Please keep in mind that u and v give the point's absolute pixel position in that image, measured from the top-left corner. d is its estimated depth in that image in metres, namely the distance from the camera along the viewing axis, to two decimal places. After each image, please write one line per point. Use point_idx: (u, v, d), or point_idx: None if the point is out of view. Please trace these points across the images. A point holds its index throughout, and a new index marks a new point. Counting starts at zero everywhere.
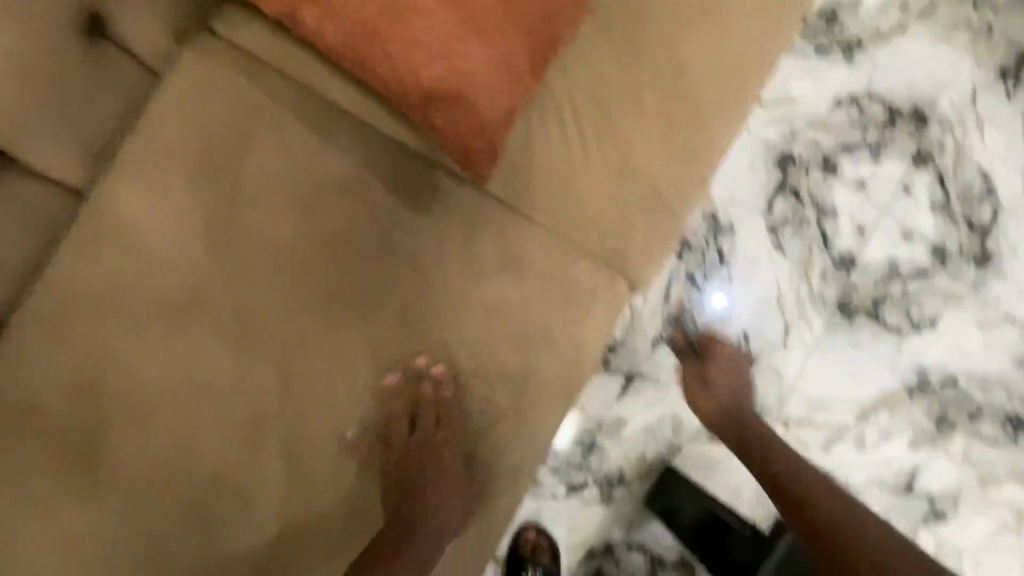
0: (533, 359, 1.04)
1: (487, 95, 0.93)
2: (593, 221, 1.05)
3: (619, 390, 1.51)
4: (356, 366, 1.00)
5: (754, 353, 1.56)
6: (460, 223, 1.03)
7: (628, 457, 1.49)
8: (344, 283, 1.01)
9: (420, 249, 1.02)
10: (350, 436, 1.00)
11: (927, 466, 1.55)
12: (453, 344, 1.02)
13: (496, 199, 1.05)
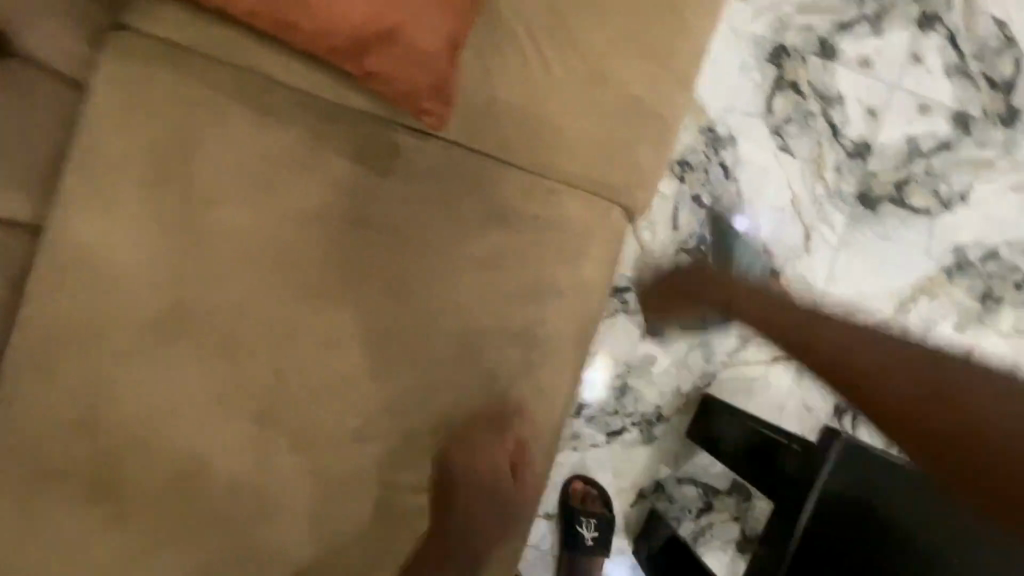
0: (538, 308, 1.00)
1: (419, 28, 0.86)
2: (576, 153, 0.99)
3: (642, 328, 1.47)
4: (358, 348, 0.98)
5: (776, 264, 1.48)
6: (435, 183, 0.98)
7: (662, 393, 1.46)
8: (329, 267, 0.97)
9: (399, 218, 0.97)
10: (366, 419, 0.98)
11: (977, 345, 1.47)
12: (451, 308, 0.98)
13: (466, 149, 0.99)
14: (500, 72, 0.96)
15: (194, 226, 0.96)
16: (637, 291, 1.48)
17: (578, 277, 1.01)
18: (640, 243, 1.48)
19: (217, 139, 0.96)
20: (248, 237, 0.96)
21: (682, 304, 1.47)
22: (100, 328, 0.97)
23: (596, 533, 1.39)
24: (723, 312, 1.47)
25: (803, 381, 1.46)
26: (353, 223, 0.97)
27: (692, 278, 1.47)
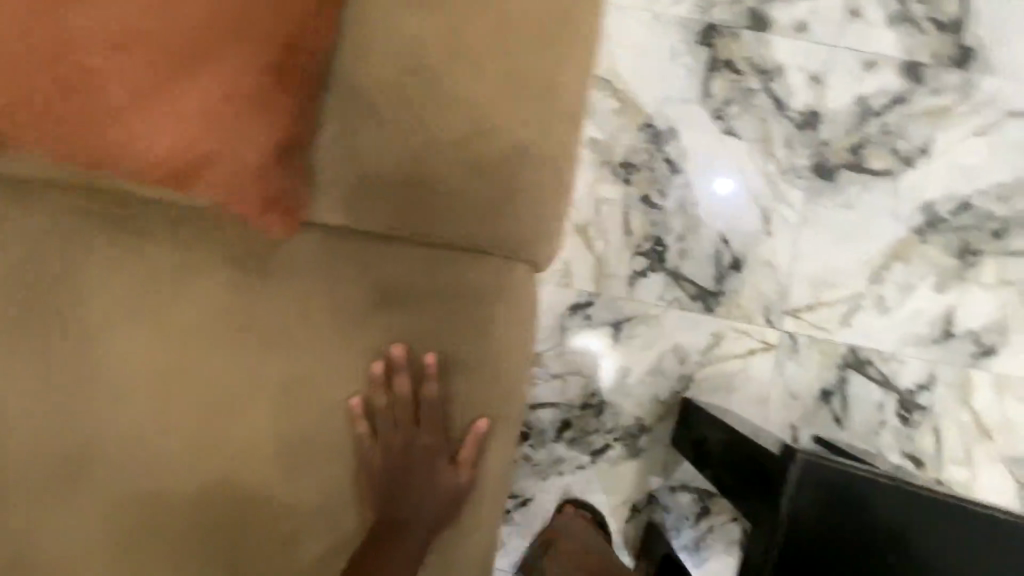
0: (471, 359, 0.97)
1: (232, 141, 0.83)
2: (484, 196, 0.94)
3: (611, 341, 1.42)
4: (301, 430, 0.97)
5: (738, 253, 1.42)
6: (352, 254, 0.97)
7: (641, 404, 1.42)
8: (259, 353, 0.97)
9: (321, 293, 0.97)
10: (319, 496, 0.97)
11: (962, 303, 1.40)
12: (380, 374, 0.96)
13: (376, 211, 0.96)
14: (388, 128, 0.92)
15: (124, 339, 0.97)
16: (600, 304, 1.43)
17: (513, 321, 0.97)
18: (595, 255, 1.43)
19: (129, 250, 0.98)
20: (175, 339, 0.97)
21: (647, 310, 1.42)
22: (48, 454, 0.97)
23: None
24: (690, 311, 1.42)
25: (785, 368, 1.41)
26: (274, 306, 0.97)
27: (653, 282, 1.42)
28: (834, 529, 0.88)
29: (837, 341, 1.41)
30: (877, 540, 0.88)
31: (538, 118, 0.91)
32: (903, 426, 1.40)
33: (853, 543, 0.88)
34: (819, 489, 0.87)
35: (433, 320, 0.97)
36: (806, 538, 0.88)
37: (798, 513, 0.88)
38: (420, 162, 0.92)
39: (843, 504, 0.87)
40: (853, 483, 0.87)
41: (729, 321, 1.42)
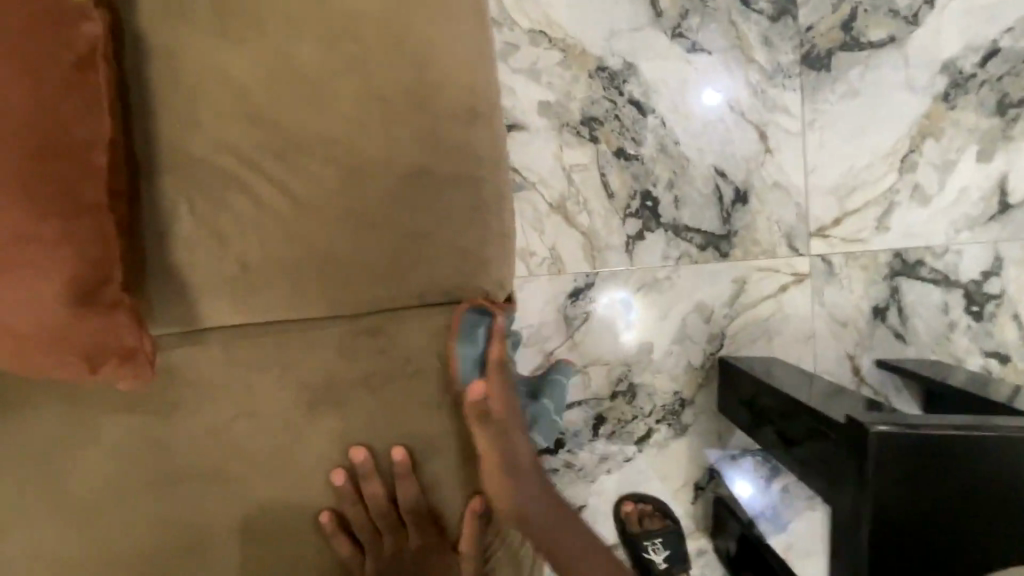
0: (462, 407, 0.83)
1: (22, 290, 0.66)
2: (419, 222, 0.80)
3: (624, 319, 1.27)
4: (293, 540, 0.82)
5: (741, 183, 1.23)
6: (291, 338, 0.82)
7: (675, 377, 1.27)
8: (215, 473, 0.81)
9: (268, 383, 0.81)
10: None
11: (1015, 165, 1.19)
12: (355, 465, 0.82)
13: (306, 274, 0.80)
14: (286, 173, 0.78)
15: (51, 508, 0.79)
16: (601, 283, 1.27)
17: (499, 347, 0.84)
18: (580, 230, 1.27)
19: (14, 409, 0.78)
20: (107, 489, 0.80)
21: (655, 275, 1.26)
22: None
23: (667, 554, 1.22)
24: (703, 262, 1.25)
25: (824, 296, 1.23)
26: (217, 415, 0.81)
27: (653, 242, 1.25)
28: (942, 505, 0.73)
29: (877, 250, 1.22)
30: (1000, 506, 0.73)
31: (456, 118, 0.78)
32: (977, 322, 1.21)
33: (970, 515, 0.73)
34: (906, 460, 0.74)
35: (399, 385, 0.83)
36: (909, 520, 0.74)
37: (892, 494, 0.74)
38: (330, 207, 0.78)
39: (944, 472, 0.73)
40: (950, 445, 0.73)
41: (750, 261, 1.24)
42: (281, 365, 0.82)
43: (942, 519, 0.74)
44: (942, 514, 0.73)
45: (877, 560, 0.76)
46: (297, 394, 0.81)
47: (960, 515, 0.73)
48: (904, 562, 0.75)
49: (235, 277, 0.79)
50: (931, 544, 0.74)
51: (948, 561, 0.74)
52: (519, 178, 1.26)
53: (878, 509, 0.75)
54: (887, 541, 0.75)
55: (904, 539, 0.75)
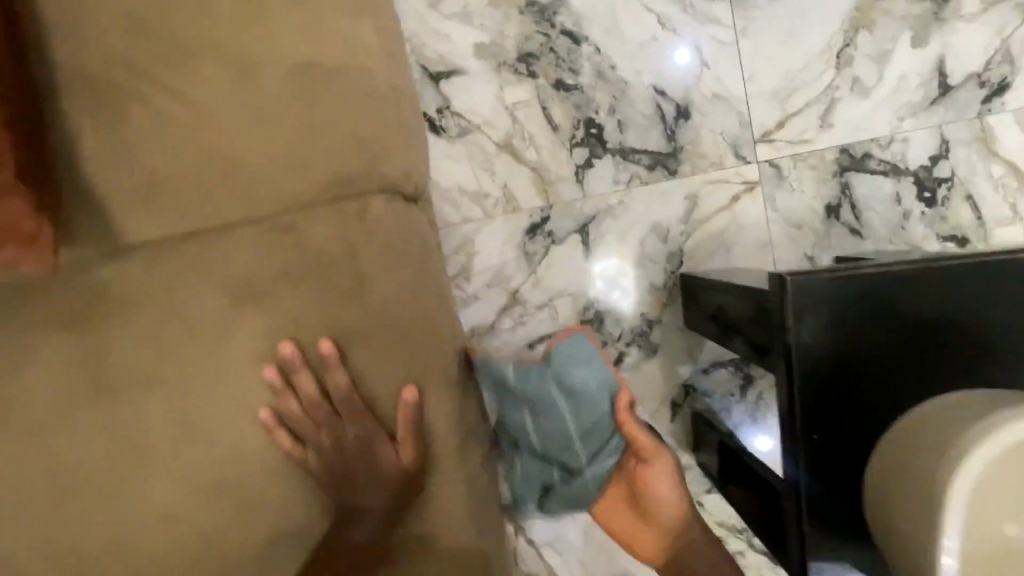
0: (396, 322, 0.76)
1: None
2: (326, 126, 0.74)
3: (582, 249, 1.29)
4: (224, 481, 0.74)
5: (681, 100, 1.24)
6: (194, 247, 0.74)
7: (640, 299, 1.29)
8: (129, 415, 0.72)
9: (176, 307, 0.73)
10: (285, 544, 0.76)
11: (950, 45, 1.19)
12: (282, 393, 0.74)
13: (212, 187, 0.73)
14: (174, 82, 0.71)
15: None
16: (556, 216, 1.29)
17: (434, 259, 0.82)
18: (530, 165, 1.29)
19: None
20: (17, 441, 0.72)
21: (607, 201, 1.27)
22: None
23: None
24: (653, 182, 1.26)
25: (776, 200, 1.24)
26: (131, 343, 0.73)
27: (602, 168, 1.27)
28: (872, 353, 0.68)
29: (824, 148, 1.22)
30: (927, 343, 0.68)
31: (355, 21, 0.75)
32: (930, 208, 1.21)
33: (901, 357, 0.68)
34: (829, 306, 0.68)
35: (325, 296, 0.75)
36: (841, 377, 0.68)
37: (817, 352, 0.68)
38: (234, 114, 0.72)
39: (864, 318, 0.68)
40: (866, 287, 0.67)
41: (699, 175, 1.25)
42: (190, 284, 0.73)
43: (870, 369, 0.68)
44: (869, 364, 0.68)
45: (816, 428, 0.69)
46: (209, 317, 0.73)
47: (887, 361, 0.68)
48: (843, 425, 0.69)
49: (138, 200, 0.73)
50: (866, 398, 0.68)
51: (886, 416, 0.68)
52: (463, 122, 1.28)
53: (807, 371, 0.68)
54: (822, 405, 0.69)
55: (839, 398, 0.69)
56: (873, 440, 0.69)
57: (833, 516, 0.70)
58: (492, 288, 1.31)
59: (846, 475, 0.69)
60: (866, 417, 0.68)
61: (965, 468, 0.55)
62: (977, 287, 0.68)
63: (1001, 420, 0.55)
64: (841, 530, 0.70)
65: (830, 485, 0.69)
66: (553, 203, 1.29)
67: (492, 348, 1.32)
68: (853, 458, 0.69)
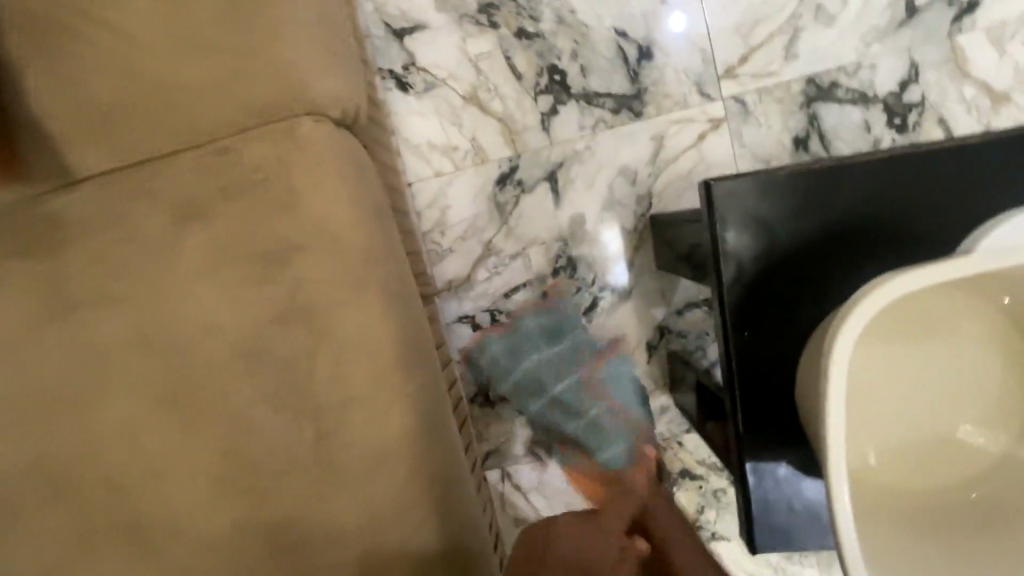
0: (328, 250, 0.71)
1: None
2: (253, 52, 0.71)
3: (553, 196, 1.31)
4: (160, 417, 0.71)
5: (642, 40, 1.24)
6: (127, 178, 0.73)
7: (611, 243, 1.30)
8: (63, 351, 0.71)
9: (107, 240, 0.72)
10: (219, 489, 0.71)
11: None
12: (212, 326, 0.71)
13: (141, 116, 0.72)
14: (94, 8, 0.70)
15: None
16: (526, 164, 1.31)
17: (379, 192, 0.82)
18: (496, 116, 1.30)
19: None
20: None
21: (574, 147, 1.29)
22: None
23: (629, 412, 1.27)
24: (618, 125, 1.27)
25: (743, 136, 1.23)
26: (64, 278, 0.72)
27: (567, 115, 1.28)
28: (798, 254, 0.71)
29: (790, 80, 1.21)
30: (851, 241, 0.70)
31: None
32: (901, 135, 1.19)
33: (826, 257, 0.70)
34: (753, 210, 0.70)
35: (255, 226, 0.71)
36: (766, 274, 0.71)
37: (741, 250, 0.71)
38: (155, 39, 0.70)
39: (784, 217, 0.70)
40: (785, 184, 0.70)
41: (664, 116, 1.25)
42: (124, 222, 0.72)
43: (792, 265, 0.71)
44: (791, 260, 0.70)
45: (746, 325, 0.71)
46: (138, 248, 0.71)
47: (807, 256, 0.70)
48: (770, 322, 0.71)
49: (64, 137, 0.72)
50: (790, 293, 0.70)
51: (810, 310, 0.71)
52: (428, 77, 1.30)
53: (733, 269, 0.71)
54: (750, 302, 0.71)
55: (765, 294, 0.71)
56: (800, 336, 0.71)
57: (772, 415, 0.71)
58: (466, 240, 1.34)
59: (778, 371, 0.71)
60: (792, 312, 0.70)
61: (845, 330, 0.56)
62: (894, 181, 0.70)
63: (876, 284, 0.57)
64: (780, 428, 0.71)
65: (763, 381, 0.71)
66: (522, 152, 1.30)
67: (469, 299, 1.35)
68: (785, 355, 0.71)
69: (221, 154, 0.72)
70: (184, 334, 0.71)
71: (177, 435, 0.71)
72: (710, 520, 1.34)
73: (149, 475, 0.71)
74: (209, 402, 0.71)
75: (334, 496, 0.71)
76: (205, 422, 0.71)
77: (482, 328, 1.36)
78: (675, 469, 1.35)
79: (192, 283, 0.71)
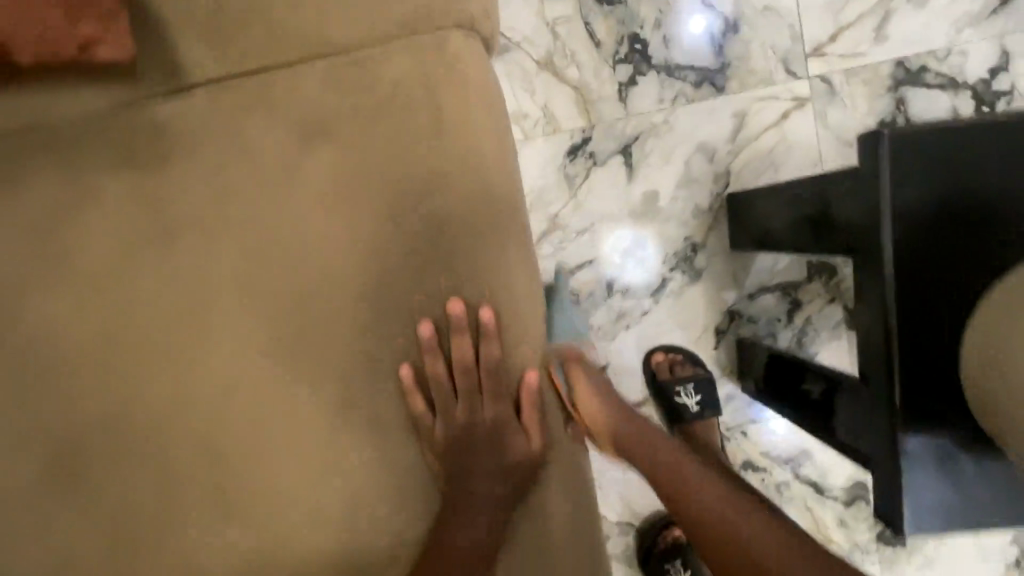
0: (457, 201, 0.75)
1: None
2: (406, 8, 0.74)
3: (625, 170, 1.25)
4: (301, 351, 0.76)
5: (729, 12, 1.20)
6: (269, 120, 0.75)
7: (685, 222, 1.25)
8: (216, 282, 0.75)
9: (255, 180, 0.75)
10: (353, 417, 0.76)
11: None
12: (354, 267, 0.75)
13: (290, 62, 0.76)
14: None
15: (68, 330, 0.75)
16: (598, 136, 1.25)
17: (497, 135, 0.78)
18: (571, 84, 1.24)
19: (31, 234, 0.75)
20: (97, 322, 0.75)
21: (651, 120, 1.24)
22: (14, 528, 0.76)
23: (699, 396, 1.18)
24: (699, 100, 1.22)
25: (828, 116, 1.20)
26: (208, 216, 0.75)
27: (646, 86, 1.23)
28: (967, 215, 0.65)
29: (879, 61, 1.18)
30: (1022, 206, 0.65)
31: None
32: None
33: (995, 222, 0.65)
34: (927, 166, 0.65)
35: (396, 185, 0.75)
36: (934, 231, 0.66)
37: (905, 206, 0.66)
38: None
39: (957, 174, 0.65)
40: (964, 137, 0.64)
41: (747, 92, 1.21)
42: (267, 173, 0.75)
43: (963, 223, 0.65)
44: (962, 219, 0.66)
45: (905, 285, 0.67)
46: (285, 190, 0.75)
47: (983, 216, 0.65)
48: (932, 282, 0.67)
49: (212, 89, 0.75)
50: (957, 253, 0.66)
51: (977, 272, 0.66)
52: (502, 41, 1.24)
53: (897, 223, 0.66)
54: (912, 259, 0.67)
55: (927, 254, 0.66)
56: (965, 301, 0.66)
57: (927, 390, 0.67)
58: (532, 211, 1.27)
59: (936, 333, 0.67)
60: (956, 274, 0.66)
61: None
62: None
63: None
64: (932, 396, 0.67)
65: (919, 343, 0.67)
66: (594, 122, 1.25)
67: None
68: (944, 325, 0.67)
69: (362, 111, 0.75)
70: (327, 278, 0.75)
71: (315, 367, 0.76)
72: None
73: (285, 410, 0.76)
74: (347, 345, 0.76)
75: (478, 421, 0.79)
76: (342, 364, 0.76)
77: None
78: (737, 460, 1.30)
79: (334, 224, 0.75)
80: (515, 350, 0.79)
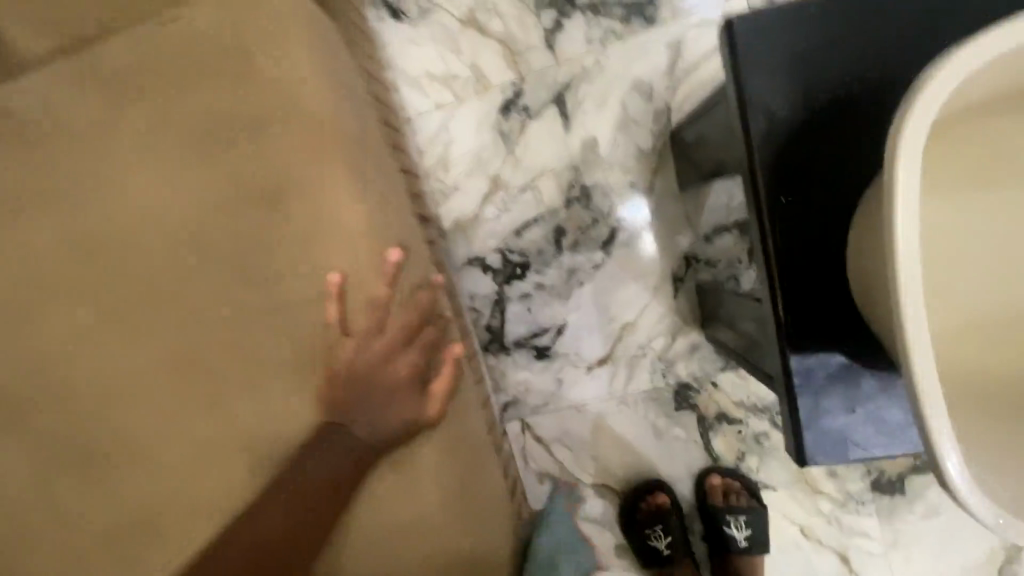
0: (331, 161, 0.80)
1: None
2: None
3: (562, 120, 1.21)
4: (197, 314, 0.80)
5: None
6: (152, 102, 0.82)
7: (628, 167, 1.21)
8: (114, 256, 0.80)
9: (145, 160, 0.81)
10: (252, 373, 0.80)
11: None
12: (241, 232, 0.80)
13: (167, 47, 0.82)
14: None
15: None
16: (530, 87, 1.21)
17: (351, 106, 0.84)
18: (496, 37, 1.21)
19: None
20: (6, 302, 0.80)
21: (582, 63, 1.20)
22: None
23: (748, 532, 1.20)
24: (629, 36, 1.18)
25: None
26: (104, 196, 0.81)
27: (574, 28, 1.19)
28: (831, 103, 0.66)
29: None
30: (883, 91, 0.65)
31: None
32: None
33: (860, 110, 0.65)
34: (782, 55, 0.66)
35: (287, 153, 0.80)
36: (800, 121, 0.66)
37: (773, 111, 0.66)
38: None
39: (814, 61, 0.66)
40: (816, 23, 0.66)
41: (679, 22, 1.17)
42: (169, 151, 0.81)
43: (839, 124, 0.65)
44: (836, 120, 0.65)
45: (783, 191, 0.66)
46: (174, 165, 0.81)
47: (858, 115, 0.65)
48: (813, 185, 0.65)
49: (100, 79, 0.82)
50: (839, 155, 0.65)
51: (861, 171, 0.65)
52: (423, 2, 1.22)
53: (760, 116, 0.66)
54: (788, 165, 0.66)
55: (806, 158, 0.66)
56: (838, 192, 0.65)
57: (808, 287, 0.65)
58: (472, 172, 1.24)
59: (824, 238, 0.65)
60: (838, 177, 0.65)
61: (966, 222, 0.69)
62: (939, 24, 0.65)
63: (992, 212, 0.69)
64: (829, 305, 0.65)
65: (806, 250, 0.65)
66: (525, 72, 1.21)
67: (479, 240, 1.25)
68: (820, 218, 0.65)
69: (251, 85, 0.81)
70: (217, 244, 0.80)
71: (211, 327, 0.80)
72: (752, 468, 1.23)
73: (199, 374, 0.80)
74: (249, 308, 0.79)
75: (357, 353, 0.78)
76: (235, 324, 0.80)
77: (494, 271, 1.26)
78: (710, 413, 1.24)
79: (218, 192, 0.80)
80: (408, 298, 0.79)
